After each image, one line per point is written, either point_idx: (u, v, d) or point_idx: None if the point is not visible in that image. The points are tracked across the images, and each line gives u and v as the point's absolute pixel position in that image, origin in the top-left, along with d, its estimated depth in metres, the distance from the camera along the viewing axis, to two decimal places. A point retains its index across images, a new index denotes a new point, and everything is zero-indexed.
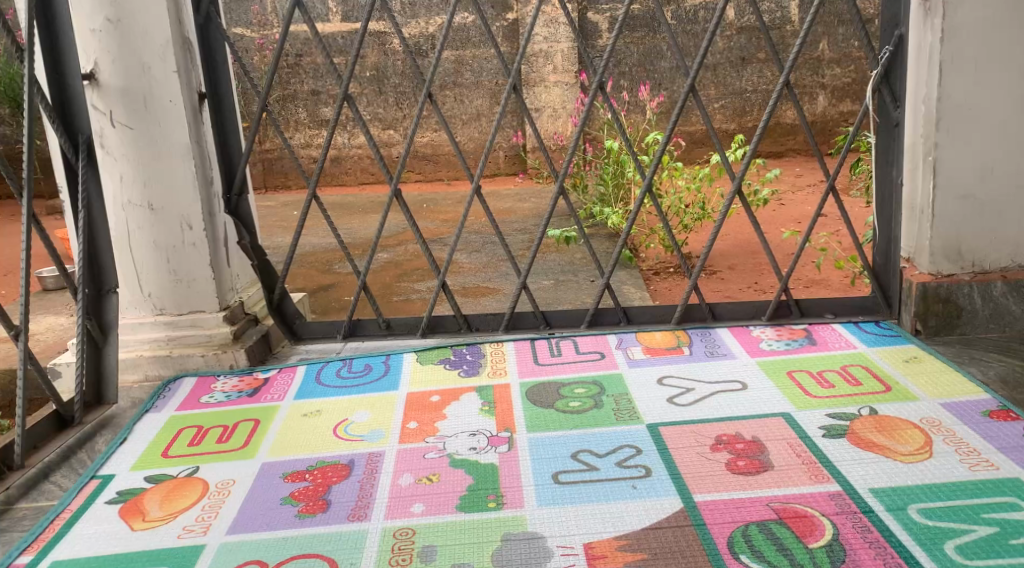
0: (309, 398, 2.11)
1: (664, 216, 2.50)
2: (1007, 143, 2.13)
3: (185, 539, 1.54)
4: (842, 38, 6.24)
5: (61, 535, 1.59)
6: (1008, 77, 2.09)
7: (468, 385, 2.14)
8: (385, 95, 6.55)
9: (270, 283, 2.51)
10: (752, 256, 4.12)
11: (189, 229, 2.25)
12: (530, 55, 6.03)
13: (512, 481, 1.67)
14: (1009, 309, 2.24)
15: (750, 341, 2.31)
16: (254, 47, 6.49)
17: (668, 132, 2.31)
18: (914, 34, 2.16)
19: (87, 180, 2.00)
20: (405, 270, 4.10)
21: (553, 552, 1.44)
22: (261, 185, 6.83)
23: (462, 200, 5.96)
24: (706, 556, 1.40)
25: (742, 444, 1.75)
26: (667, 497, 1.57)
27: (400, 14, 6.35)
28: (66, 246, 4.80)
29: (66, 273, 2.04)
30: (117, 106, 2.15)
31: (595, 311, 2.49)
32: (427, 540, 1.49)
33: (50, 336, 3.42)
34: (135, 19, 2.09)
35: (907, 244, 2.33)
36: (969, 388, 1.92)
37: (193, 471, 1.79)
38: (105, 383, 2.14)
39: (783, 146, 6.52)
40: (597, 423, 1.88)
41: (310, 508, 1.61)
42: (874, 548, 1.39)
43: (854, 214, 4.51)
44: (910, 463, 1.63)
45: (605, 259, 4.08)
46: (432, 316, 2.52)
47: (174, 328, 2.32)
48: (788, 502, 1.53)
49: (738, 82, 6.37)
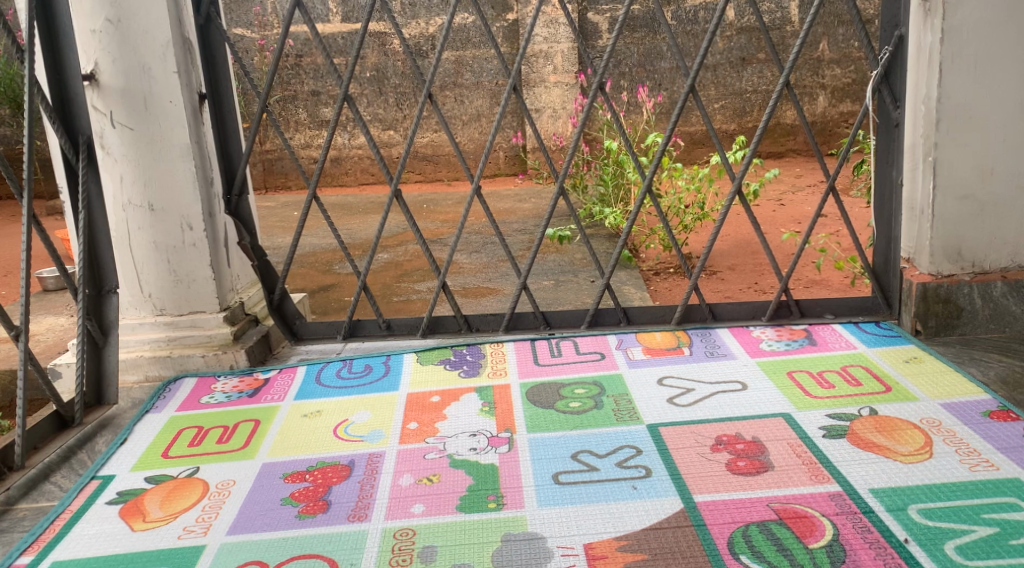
0: (311, 399, 2.11)
1: (664, 217, 2.48)
2: (1009, 145, 2.13)
3: (186, 539, 1.54)
4: (842, 38, 6.24)
5: (62, 535, 1.59)
6: (1008, 77, 2.08)
7: (468, 385, 2.14)
8: (385, 95, 6.56)
9: (270, 283, 2.51)
10: (753, 256, 4.13)
11: (189, 229, 2.25)
12: (530, 55, 6.04)
13: (512, 480, 1.67)
14: (1009, 309, 2.24)
15: (749, 342, 2.31)
16: (255, 47, 6.52)
17: (668, 131, 2.29)
18: (913, 34, 2.17)
19: (87, 180, 2.00)
20: (406, 270, 4.11)
21: (553, 552, 1.44)
22: (261, 186, 6.83)
23: (462, 200, 5.98)
24: (706, 556, 1.40)
25: (742, 444, 1.75)
26: (667, 497, 1.57)
27: (400, 14, 6.35)
28: (66, 246, 4.81)
29: (66, 273, 2.04)
30: (118, 107, 2.15)
31: (595, 311, 2.49)
32: (427, 540, 1.49)
33: (51, 336, 3.43)
34: (135, 19, 2.09)
35: (907, 245, 2.34)
36: (969, 388, 1.93)
37: (194, 471, 1.79)
38: (105, 383, 2.14)
39: (783, 146, 6.52)
40: (596, 423, 1.89)
41: (311, 509, 1.61)
42: (874, 548, 1.39)
43: (853, 214, 4.52)
44: (910, 463, 1.63)
45: (604, 259, 4.08)
46: (433, 316, 2.52)
47: (175, 328, 2.32)
48: (788, 502, 1.53)
49: (739, 82, 6.38)
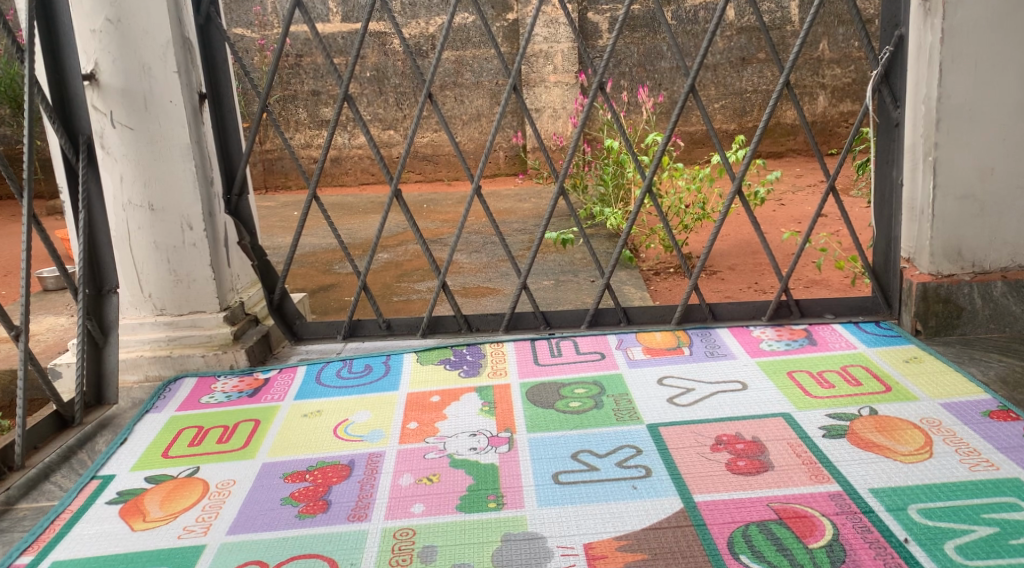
0: (311, 398, 2.11)
1: (664, 217, 2.47)
2: (1008, 144, 2.13)
3: (186, 539, 1.54)
4: (842, 38, 6.23)
5: (62, 535, 1.59)
6: (1008, 78, 2.08)
7: (468, 385, 2.14)
8: (385, 95, 6.56)
9: (270, 283, 2.51)
10: (753, 256, 4.13)
11: (189, 229, 2.25)
12: (530, 55, 6.05)
13: (512, 481, 1.67)
14: (1009, 309, 2.24)
15: (749, 342, 2.31)
16: (254, 47, 6.52)
17: (668, 131, 2.29)
18: (913, 34, 2.17)
19: (87, 180, 2.00)
20: (406, 270, 4.11)
21: (553, 552, 1.44)
22: (261, 186, 6.83)
23: (462, 200, 5.98)
24: (706, 556, 1.40)
25: (742, 444, 1.75)
26: (667, 497, 1.57)
27: (400, 14, 6.36)
28: (66, 245, 4.81)
29: (66, 274, 2.04)
30: (118, 107, 2.15)
31: (595, 311, 2.49)
32: (427, 540, 1.49)
33: (51, 336, 3.43)
34: (135, 19, 2.09)
35: (907, 245, 2.34)
36: (969, 388, 1.93)
37: (194, 471, 1.79)
38: (105, 383, 2.14)
39: (783, 146, 6.52)
40: (596, 423, 1.88)
41: (310, 508, 1.61)
42: (874, 548, 1.39)
43: (853, 214, 4.52)
44: (910, 463, 1.63)
45: (604, 259, 4.08)
46: (432, 316, 2.52)
47: (175, 328, 2.32)
48: (788, 502, 1.53)
49: (739, 82, 6.38)
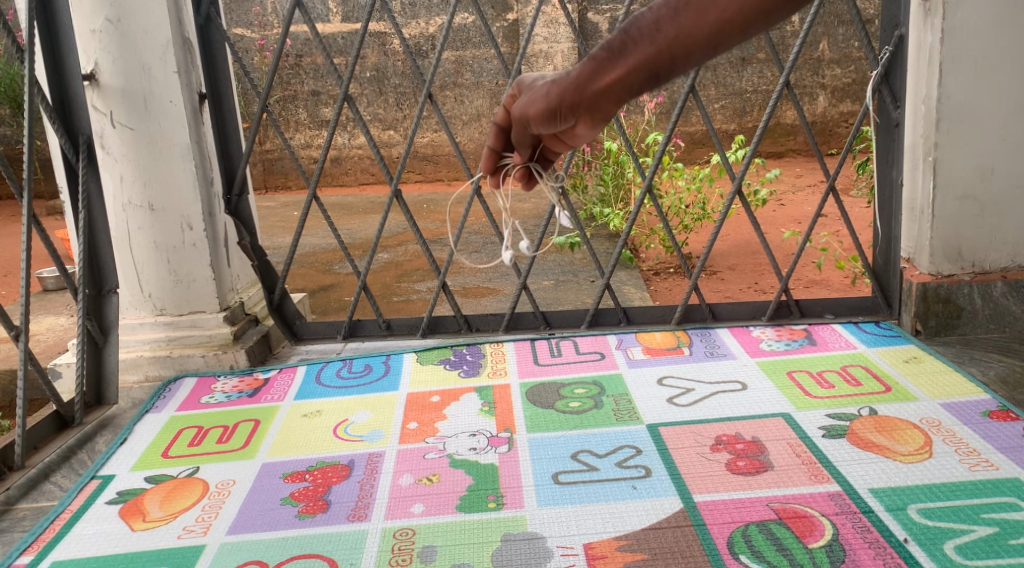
0: (311, 398, 2.11)
1: (664, 217, 2.47)
2: (1008, 144, 2.13)
3: (185, 539, 1.54)
4: (842, 38, 6.24)
5: (62, 535, 1.59)
6: (1009, 77, 2.08)
7: (468, 385, 2.14)
8: (385, 95, 6.56)
9: (270, 283, 2.51)
10: (752, 256, 4.14)
11: (189, 229, 2.25)
12: (530, 55, 6.04)
13: (512, 481, 1.67)
14: (1009, 309, 2.24)
15: (749, 342, 2.31)
16: (254, 47, 6.51)
17: (668, 131, 2.28)
18: (913, 34, 2.17)
19: (87, 180, 2.00)
20: (406, 270, 4.11)
21: (553, 552, 1.44)
22: (261, 186, 6.83)
23: (462, 200, 5.98)
24: (706, 556, 1.40)
25: (742, 444, 1.75)
26: (667, 497, 1.57)
27: (400, 14, 6.35)
28: (66, 245, 4.82)
29: (66, 274, 2.04)
30: (117, 107, 2.15)
31: (594, 311, 2.49)
32: (426, 540, 1.49)
33: (52, 336, 3.43)
34: (135, 19, 2.09)
35: (907, 245, 2.34)
36: (969, 388, 1.92)
37: (194, 471, 1.79)
38: (105, 383, 2.14)
39: (783, 146, 6.53)
40: (595, 423, 1.89)
41: (310, 508, 1.61)
42: (873, 548, 1.39)
43: (853, 214, 4.52)
44: (909, 463, 1.63)
45: (604, 259, 4.09)
46: (432, 316, 2.52)
47: (175, 328, 2.32)
48: (787, 502, 1.53)
49: (739, 82, 6.38)
